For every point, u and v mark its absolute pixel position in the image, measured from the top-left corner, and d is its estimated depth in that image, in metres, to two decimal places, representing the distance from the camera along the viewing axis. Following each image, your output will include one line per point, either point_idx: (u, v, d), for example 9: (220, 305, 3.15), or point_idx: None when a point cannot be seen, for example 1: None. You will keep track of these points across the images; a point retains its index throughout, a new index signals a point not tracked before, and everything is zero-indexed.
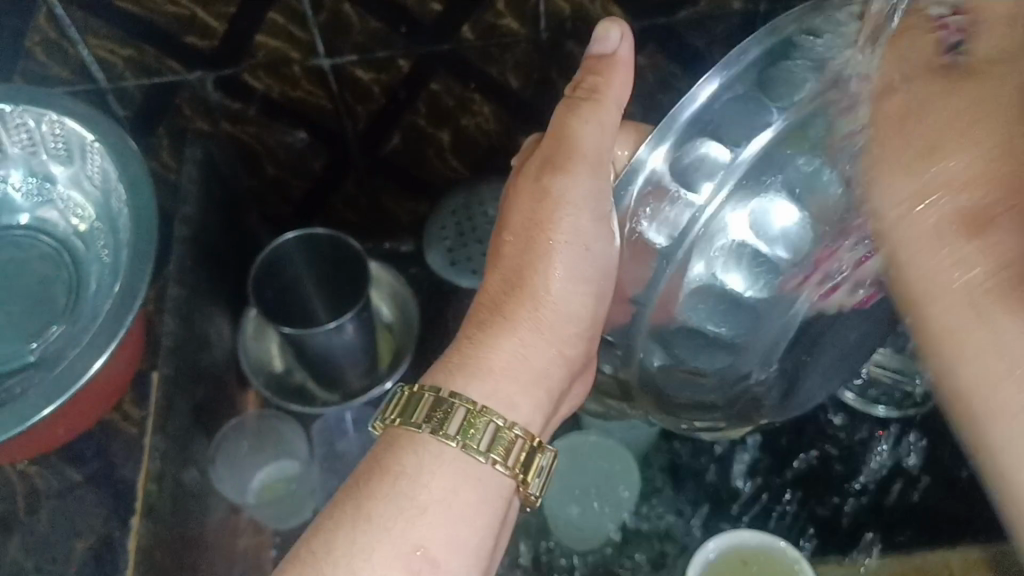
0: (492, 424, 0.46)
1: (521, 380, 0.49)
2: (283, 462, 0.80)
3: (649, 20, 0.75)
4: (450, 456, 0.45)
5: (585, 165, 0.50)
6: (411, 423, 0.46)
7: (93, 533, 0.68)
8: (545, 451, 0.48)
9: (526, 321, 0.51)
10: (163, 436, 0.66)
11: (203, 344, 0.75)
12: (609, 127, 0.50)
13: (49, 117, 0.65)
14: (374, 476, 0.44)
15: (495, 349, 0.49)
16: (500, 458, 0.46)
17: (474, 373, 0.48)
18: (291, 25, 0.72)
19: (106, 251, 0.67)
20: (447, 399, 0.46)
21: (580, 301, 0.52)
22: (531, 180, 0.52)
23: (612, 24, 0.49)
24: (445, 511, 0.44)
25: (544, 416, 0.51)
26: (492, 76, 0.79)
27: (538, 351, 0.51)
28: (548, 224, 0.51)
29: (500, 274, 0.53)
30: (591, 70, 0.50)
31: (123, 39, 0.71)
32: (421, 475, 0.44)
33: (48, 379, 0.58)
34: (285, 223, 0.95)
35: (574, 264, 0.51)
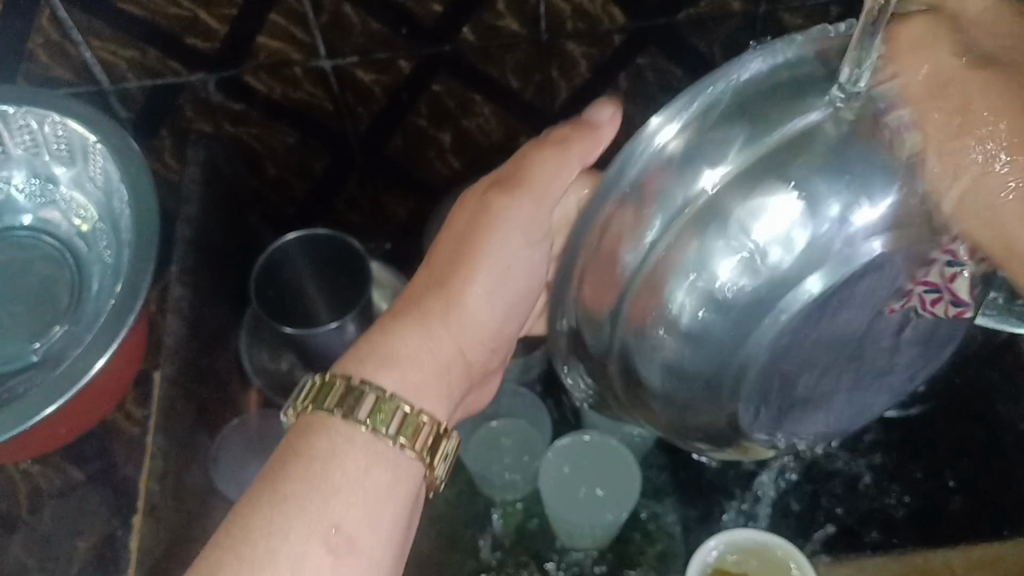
0: (400, 409, 0.45)
1: (430, 376, 0.49)
2: None
3: (650, 21, 0.75)
4: (362, 440, 0.44)
5: (529, 196, 0.50)
6: (322, 408, 0.45)
7: (95, 532, 0.69)
8: (451, 436, 0.48)
9: (437, 321, 0.50)
10: (165, 436, 0.67)
11: (205, 344, 0.75)
12: (567, 170, 0.50)
13: (51, 119, 0.65)
14: (286, 460, 0.43)
15: (402, 338, 0.48)
16: (408, 442, 0.45)
17: (380, 363, 0.47)
18: (292, 27, 0.73)
19: (109, 252, 0.67)
20: (357, 385, 0.45)
21: (490, 311, 0.52)
22: (475, 195, 0.52)
23: (607, 104, 0.49)
24: (355, 492, 0.43)
25: (448, 414, 0.50)
26: (493, 77, 0.80)
27: (441, 351, 0.50)
28: (480, 236, 0.51)
29: (427, 272, 0.52)
30: (568, 126, 0.50)
31: (125, 40, 0.71)
32: (333, 456, 0.43)
33: (50, 378, 0.58)
34: (287, 224, 0.95)
35: (496, 276, 0.51)
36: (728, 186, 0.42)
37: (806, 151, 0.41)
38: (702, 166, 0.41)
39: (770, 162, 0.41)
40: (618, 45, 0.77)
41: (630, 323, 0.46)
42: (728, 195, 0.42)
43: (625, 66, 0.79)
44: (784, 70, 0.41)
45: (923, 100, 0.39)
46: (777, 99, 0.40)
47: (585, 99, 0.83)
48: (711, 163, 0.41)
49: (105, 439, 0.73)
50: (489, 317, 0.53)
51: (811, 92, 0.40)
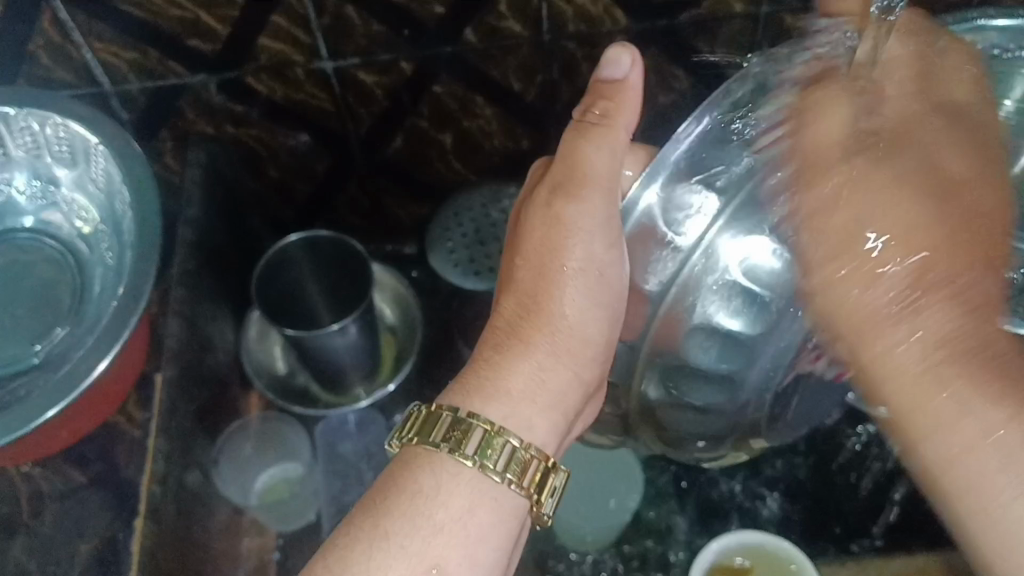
0: (510, 444, 0.45)
1: (541, 404, 0.48)
2: (287, 464, 0.80)
3: (652, 22, 0.75)
4: (466, 478, 0.44)
5: (596, 191, 0.49)
6: (428, 442, 0.45)
7: (97, 534, 0.68)
8: (559, 472, 0.47)
9: (541, 343, 0.49)
10: (167, 438, 0.66)
11: (206, 346, 0.75)
12: (614, 149, 0.49)
13: (53, 120, 0.65)
14: (390, 493, 0.43)
15: (513, 367, 0.48)
16: (516, 479, 0.45)
17: (488, 394, 0.47)
18: (294, 28, 0.72)
19: (110, 253, 0.67)
20: (465, 419, 0.45)
21: (596, 321, 0.50)
22: (540, 202, 0.50)
23: (621, 50, 0.50)
24: (463, 532, 0.43)
25: (559, 438, 0.49)
26: (494, 78, 0.79)
27: (557, 379, 0.49)
28: (559, 245, 0.49)
29: (515, 296, 0.50)
30: (602, 95, 0.50)
31: (127, 41, 0.71)
32: (438, 493, 0.43)
33: (52, 380, 0.58)
34: (288, 226, 0.95)
35: (592, 287, 0.49)
36: (723, 222, 0.47)
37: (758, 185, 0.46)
38: (682, 220, 0.48)
39: (740, 203, 0.47)
40: None
41: (648, 348, 0.51)
42: (725, 232, 0.47)
43: None
44: (728, 115, 0.48)
45: (850, 149, 0.42)
46: (715, 145, 0.48)
47: None
48: (687, 215, 0.48)
49: (107, 442, 0.72)
50: (597, 332, 0.50)
51: (722, 145, 0.48)
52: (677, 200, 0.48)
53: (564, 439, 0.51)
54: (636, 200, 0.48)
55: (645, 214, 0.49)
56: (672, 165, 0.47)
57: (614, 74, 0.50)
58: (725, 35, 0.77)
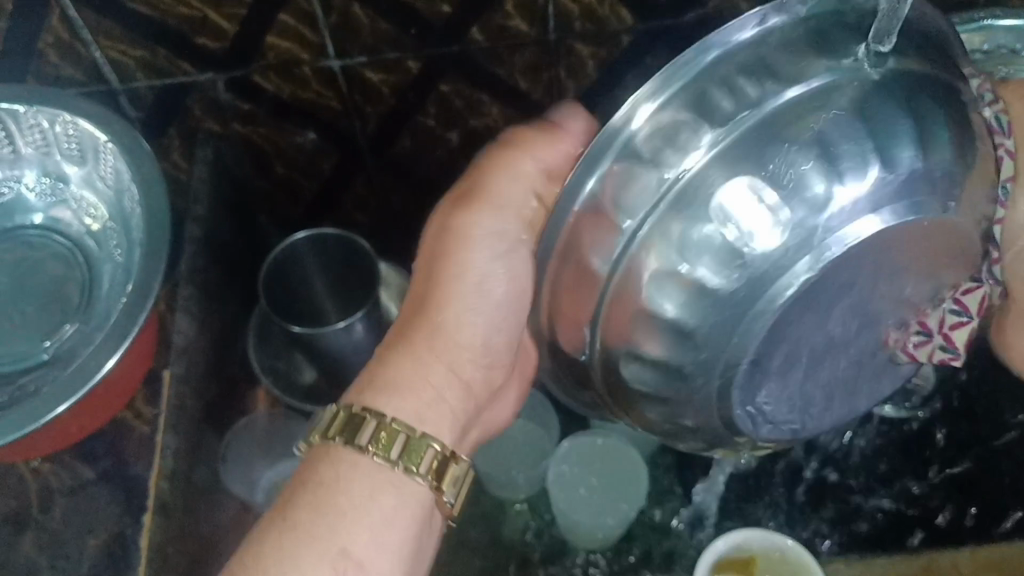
0: (403, 435, 0.48)
1: (425, 401, 0.51)
2: (296, 464, 0.77)
3: (658, 21, 0.75)
4: (366, 467, 0.46)
5: (489, 208, 0.52)
6: (327, 438, 0.47)
7: (106, 530, 0.69)
8: (459, 461, 0.50)
9: (422, 344, 0.52)
10: (175, 434, 0.67)
11: (214, 342, 0.76)
12: (523, 177, 0.51)
13: (62, 118, 0.65)
14: (296, 488, 0.46)
15: (392, 366, 0.51)
16: (414, 467, 0.47)
17: (379, 391, 0.50)
18: (301, 27, 0.73)
19: (119, 251, 0.68)
20: (358, 413, 0.48)
21: (484, 327, 0.54)
22: (443, 211, 0.54)
23: (569, 104, 0.51)
24: (366, 518, 0.45)
25: (453, 434, 0.52)
26: (501, 77, 0.80)
27: (440, 381, 0.52)
28: (457, 254, 0.53)
29: (411, 299, 0.55)
30: (520, 133, 0.51)
31: (136, 40, 0.71)
32: (341, 483, 0.46)
33: (63, 376, 0.59)
34: (294, 224, 0.95)
35: (477, 297, 0.54)
36: (716, 157, 0.43)
37: (805, 117, 0.43)
38: (688, 142, 0.43)
39: (762, 134, 0.42)
40: (626, 46, 0.77)
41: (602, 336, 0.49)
42: (714, 170, 0.43)
43: (633, 67, 0.79)
44: (806, 22, 0.43)
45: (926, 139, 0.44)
46: (744, 74, 0.42)
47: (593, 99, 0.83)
48: (698, 134, 0.42)
49: (115, 438, 0.73)
50: (478, 337, 0.54)
51: (811, 55, 0.43)
52: (704, 113, 0.42)
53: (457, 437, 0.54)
54: (635, 105, 0.42)
55: (626, 142, 0.43)
56: (720, 60, 0.42)
57: (556, 121, 0.50)
58: None
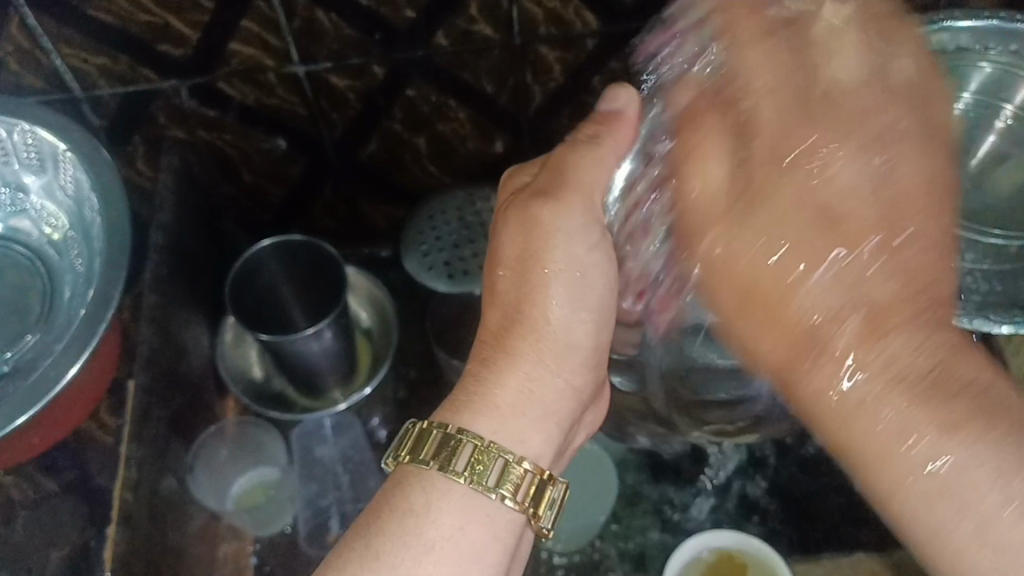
0: (526, 476, 0.46)
1: (531, 415, 0.47)
2: (263, 469, 0.80)
3: (623, 25, 0.75)
4: (459, 493, 0.44)
5: (577, 193, 0.50)
6: (429, 463, 0.45)
7: (70, 542, 0.68)
8: (555, 483, 0.47)
9: (529, 353, 0.49)
10: (139, 444, 0.66)
11: (180, 352, 0.75)
12: (607, 166, 0.50)
13: (21, 127, 0.65)
14: (388, 514, 0.43)
15: (508, 385, 0.47)
16: (509, 494, 0.45)
17: (480, 411, 0.46)
18: (265, 33, 0.73)
19: (80, 260, 0.67)
20: (455, 435, 0.45)
21: (581, 327, 0.50)
22: (519, 208, 0.50)
23: (621, 88, 0.52)
24: (452, 550, 0.43)
25: (553, 449, 0.49)
26: (467, 82, 0.80)
27: (545, 391, 0.48)
28: (544, 250, 0.49)
29: (500, 308, 0.50)
30: (596, 121, 0.52)
31: (96, 48, 0.71)
32: (429, 510, 0.44)
33: (21, 388, 0.58)
34: (264, 231, 0.95)
35: (575, 294, 0.50)
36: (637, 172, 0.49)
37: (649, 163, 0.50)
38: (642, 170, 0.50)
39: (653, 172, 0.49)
40: (592, 51, 0.78)
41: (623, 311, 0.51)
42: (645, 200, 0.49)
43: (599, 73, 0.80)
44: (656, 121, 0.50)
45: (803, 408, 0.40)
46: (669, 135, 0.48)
47: (559, 104, 0.83)
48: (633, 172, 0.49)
49: (80, 448, 0.72)
50: (581, 339, 0.50)
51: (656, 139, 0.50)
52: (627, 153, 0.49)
53: (561, 445, 0.51)
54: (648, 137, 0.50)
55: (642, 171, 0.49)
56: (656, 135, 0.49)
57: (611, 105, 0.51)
58: None
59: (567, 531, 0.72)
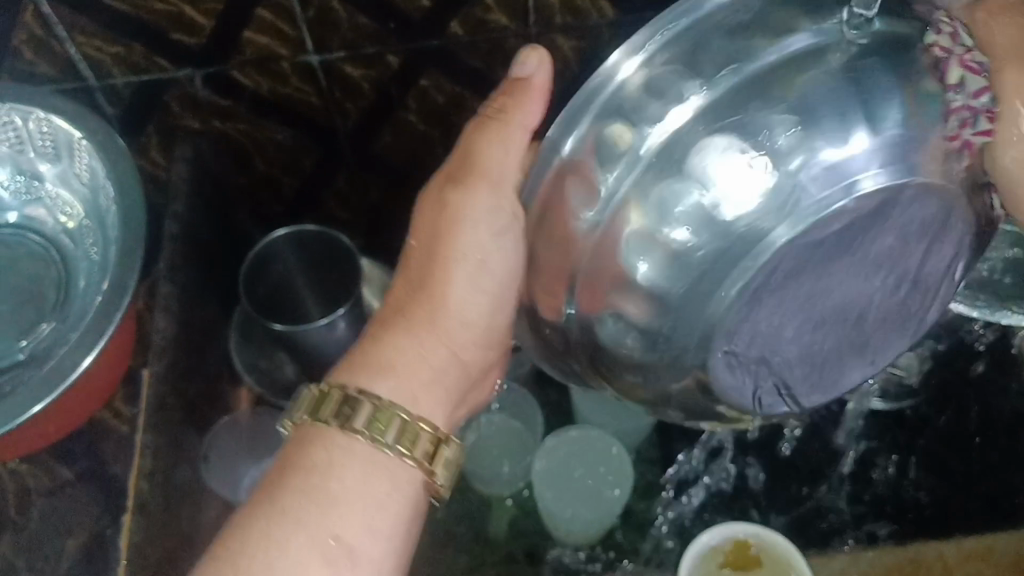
0: (421, 433, 0.47)
1: (422, 381, 0.50)
2: (275, 462, 0.77)
3: (638, 14, 0.75)
4: (359, 451, 0.46)
5: (485, 183, 0.51)
6: (321, 420, 0.46)
7: (86, 531, 0.68)
8: (452, 443, 0.49)
9: (425, 324, 0.52)
10: (154, 434, 0.66)
11: (193, 342, 0.75)
12: (513, 149, 0.50)
13: (36, 115, 0.65)
14: (287, 471, 0.45)
15: (400, 351, 0.50)
16: (406, 451, 0.46)
17: (378, 375, 0.48)
18: (279, 22, 0.72)
19: (95, 249, 0.67)
20: (354, 395, 0.46)
21: (482, 305, 0.53)
22: (432, 194, 0.53)
23: (531, 50, 0.49)
24: (353, 504, 0.44)
25: (448, 415, 0.51)
26: (482, 71, 0.79)
27: (436, 358, 0.51)
28: (448, 232, 0.52)
29: (409, 284, 0.53)
30: (507, 92, 0.49)
31: (110, 36, 0.71)
32: (334, 467, 0.45)
33: (37, 376, 0.58)
34: (277, 222, 0.95)
35: (475, 273, 0.52)
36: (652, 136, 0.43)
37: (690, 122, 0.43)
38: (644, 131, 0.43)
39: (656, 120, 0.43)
40: (608, 40, 0.77)
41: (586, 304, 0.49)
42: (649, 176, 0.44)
43: (615, 62, 0.79)
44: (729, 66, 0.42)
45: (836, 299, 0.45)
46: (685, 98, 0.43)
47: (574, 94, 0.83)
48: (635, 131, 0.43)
49: (94, 437, 0.72)
50: (476, 309, 0.53)
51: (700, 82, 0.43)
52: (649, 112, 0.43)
53: (459, 409, 0.54)
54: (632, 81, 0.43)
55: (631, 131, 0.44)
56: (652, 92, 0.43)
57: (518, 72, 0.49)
58: None
59: (573, 517, 0.71)
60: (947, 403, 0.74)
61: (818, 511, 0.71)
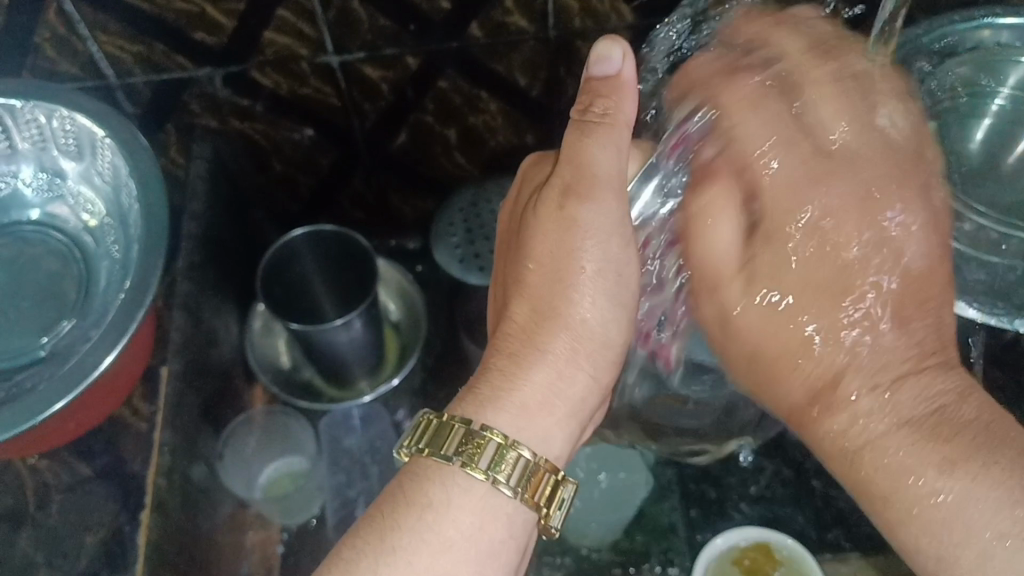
0: (544, 477, 0.44)
1: (557, 414, 0.46)
2: (291, 458, 0.80)
3: (657, 19, 0.75)
4: (478, 490, 0.43)
5: (609, 191, 0.47)
6: (441, 455, 0.43)
7: (103, 527, 0.69)
8: (568, 484, 0.46)
9: (560, 351, 0.47)
10: (172, 431, 0.66)
11: (211, 340, 0.75)
12: (623, 151, 0.47)
13: (60, 113, 0.65)
14: (400, 507, 0.42)
15: (532, 384, 0.46)
16: (528, 494, 0.43)
17: (503, 407, 0.45)
18: (300, 22, 0.72)
19: (117, 246, 0.67)
20: (479, 431, 0.43)
21: (614, 323, 0.49)
22: (551, 209, 0.48)
23: (609, 44, 0.47)
24: (468, 548, 0.42)
25: (571, 450, 0.48)
26: (500, 74, 0.80)
27: (573, 385, 0.47)
28: (576, 252, 0.48)
29: (526, 305, 0.48)
30: (599, 93, 0.47)
31: (132, 35, 0.71)
32: (449, 507, 0.42)
33: (59, 373, 0.58)
34: (293, 222, 0.95)
35: (604, 293, 0.48)
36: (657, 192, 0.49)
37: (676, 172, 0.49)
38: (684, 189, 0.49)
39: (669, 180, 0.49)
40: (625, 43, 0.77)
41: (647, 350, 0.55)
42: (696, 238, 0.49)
43: None
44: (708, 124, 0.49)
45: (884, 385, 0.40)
46: None
47: None
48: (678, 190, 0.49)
49: (113, 433, 0.73)
50: (608, 337, 0.49)
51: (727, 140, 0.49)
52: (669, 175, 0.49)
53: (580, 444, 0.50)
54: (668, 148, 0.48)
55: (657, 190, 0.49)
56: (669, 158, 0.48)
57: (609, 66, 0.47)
58: None
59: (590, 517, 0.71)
60: None
61: (828, 516, 0.71)
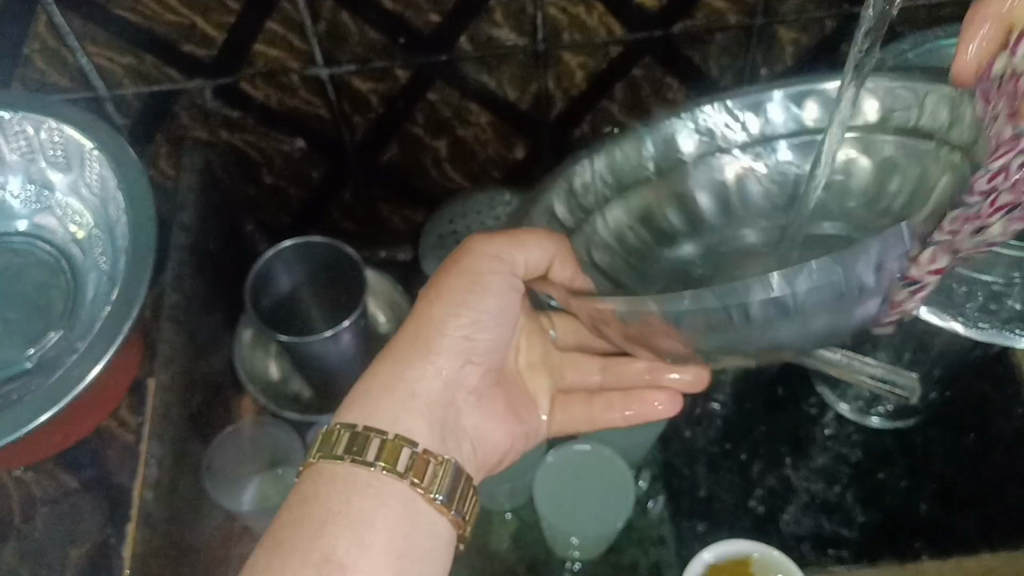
0: (405, 449, 0.50)
1: (416, 415, 0.52)
2: (280, 469, 0.78)
3: (647, 34, 0.76)
4: (354, 476, 0.49)
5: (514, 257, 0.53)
6: (313, 456, 0.50)
7: (89, 539, 0.68)
8: (441, 460, 0.51)
9: (418, 360, 0.53)
10: (159, 443, 0.66)
11: (199, 352, 0.75)
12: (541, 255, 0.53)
13: (48, 124, 0.65)
14: (286, 505, 0.48)
15: (387, 389, 0.52)
16: (390, 466, 0.49)
17: (367, 411, 0.52)
18: (290, 35, 0.73)
19: (105, 258, 0.67)
20: (337, 429, 0.51)
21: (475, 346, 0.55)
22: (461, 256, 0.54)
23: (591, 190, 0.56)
24: (346, 520, 0.47)
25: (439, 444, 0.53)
26: (489, 87, 0.80)
27: (426, 386, 0.53)
28: (466, 292, 0.53)
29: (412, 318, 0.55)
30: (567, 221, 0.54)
31: (123, 47, 0.71)
32: (320, 495, 0.48)
33: (46, 385, 0.58)
34: (283, 233, 0.95)
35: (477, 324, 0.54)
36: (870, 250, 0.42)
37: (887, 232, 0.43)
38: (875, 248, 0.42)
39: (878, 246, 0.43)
40: (614, 57, 0.78)
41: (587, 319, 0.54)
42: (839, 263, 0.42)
43: (621, 79, 0.80)
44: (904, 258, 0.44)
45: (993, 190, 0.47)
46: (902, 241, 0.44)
47: (581, 109, 0.83)
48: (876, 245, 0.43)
49: (100, 446, 0.73)
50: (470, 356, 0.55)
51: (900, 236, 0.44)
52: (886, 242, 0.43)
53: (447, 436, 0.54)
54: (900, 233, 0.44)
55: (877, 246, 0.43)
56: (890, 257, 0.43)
57: None
58: (718, 47, 0.78)
59: (578, 524, 0.70)
60: (947, 424, 0.74)
61: (817, 534, 0.71)
